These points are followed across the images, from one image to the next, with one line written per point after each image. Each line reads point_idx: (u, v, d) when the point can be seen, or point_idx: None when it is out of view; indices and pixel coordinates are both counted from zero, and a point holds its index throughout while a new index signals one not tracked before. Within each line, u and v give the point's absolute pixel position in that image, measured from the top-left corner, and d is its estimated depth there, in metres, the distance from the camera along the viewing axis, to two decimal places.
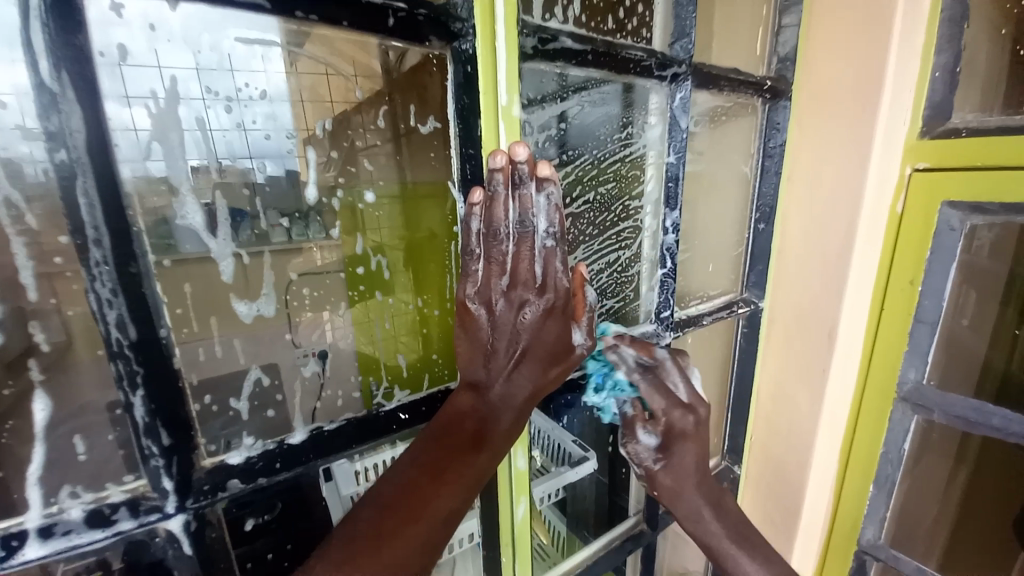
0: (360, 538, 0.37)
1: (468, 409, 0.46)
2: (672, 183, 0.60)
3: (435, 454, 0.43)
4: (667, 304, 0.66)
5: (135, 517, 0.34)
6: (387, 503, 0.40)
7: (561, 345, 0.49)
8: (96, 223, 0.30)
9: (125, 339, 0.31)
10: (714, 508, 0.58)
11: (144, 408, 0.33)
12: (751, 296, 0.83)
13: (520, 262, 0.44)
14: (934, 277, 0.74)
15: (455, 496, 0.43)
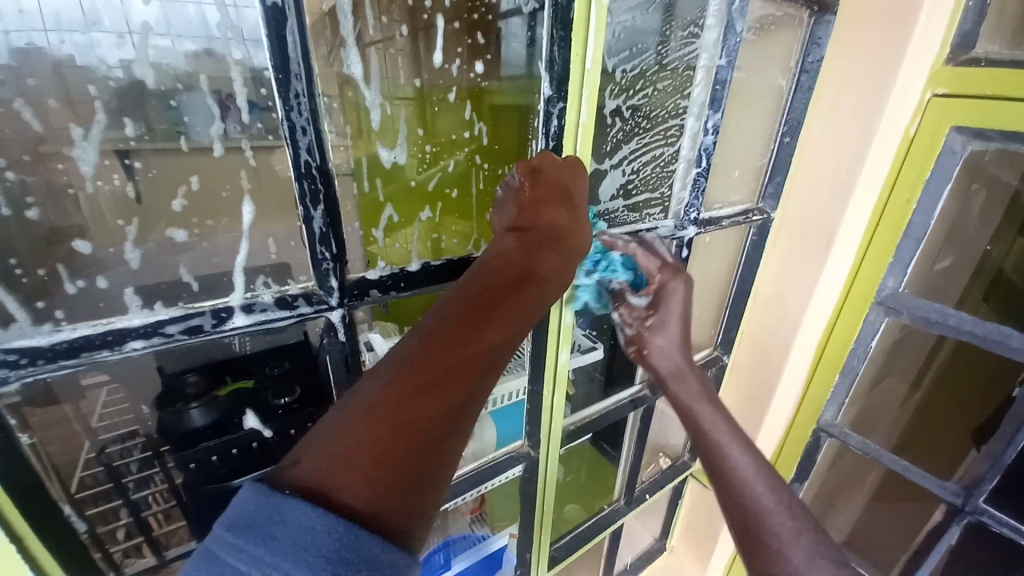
0: (413, 363, 0.40)
1: (518, 249, 0.51)
2: (720, 86, 0.68)
3: (486, 290, 0.47)
4: (695, 202, 0.75)
5: (310, 305, 0.47)
6: (440, 332, 0.42)
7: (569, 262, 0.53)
8: (297, 61, 0.39)
9: (312, 161, 0.43)
10: (705, 396, 0.65)
11: (321, 221, 0.45)
12: (766, 205, 0.93)
13: (533, 186, 0.54)
14: (928, 195, 0.84)
15: (504, 325, 0.45)
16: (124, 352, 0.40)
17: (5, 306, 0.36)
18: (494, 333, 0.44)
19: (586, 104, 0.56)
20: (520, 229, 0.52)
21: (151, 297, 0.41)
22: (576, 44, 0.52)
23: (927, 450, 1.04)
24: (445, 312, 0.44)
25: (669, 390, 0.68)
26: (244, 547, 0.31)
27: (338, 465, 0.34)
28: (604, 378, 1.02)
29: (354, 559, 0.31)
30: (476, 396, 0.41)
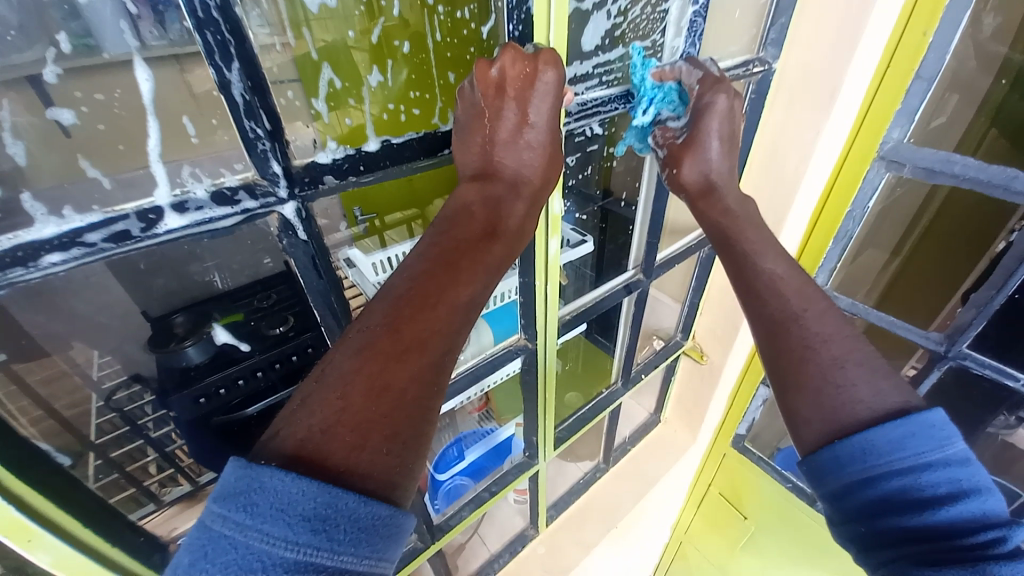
0: (382, 325, 0.38)
1: (480, 198, 0.49)
2: None
3: (450, 243, 0.45)
4: (691, 51, 0.66)
5: (254, 199, 0.40)
6: (405, 291, 0.41)
7: (531, 203, 0.52)
8: None
9: (211, 0, 0.33)
10: (745, 217, 0.65)
11: (242, 85, 0.36)
12: (768, 55, 0.83)
13: (496, 114, 0.49)
14: (948, 25, 0.74)
15: (473, 279, 0.44)
16: (44, 269, 0.34)
17: None
18: (463, 290, 0.43)
19: None
20: (483, 172, 0.51)
21: (55, 203, 0.34)
22: None
23: (904, 303, 1.06)
24: (408, 275, 0.42)
25: (704, 211, 0.66)
26: (229, 516, 0.29)
27: (317, 436, 0.33)
28: (594, 274, 1.01)
29: (331, 516, 0.30)
30: (449, 355, 0.40)
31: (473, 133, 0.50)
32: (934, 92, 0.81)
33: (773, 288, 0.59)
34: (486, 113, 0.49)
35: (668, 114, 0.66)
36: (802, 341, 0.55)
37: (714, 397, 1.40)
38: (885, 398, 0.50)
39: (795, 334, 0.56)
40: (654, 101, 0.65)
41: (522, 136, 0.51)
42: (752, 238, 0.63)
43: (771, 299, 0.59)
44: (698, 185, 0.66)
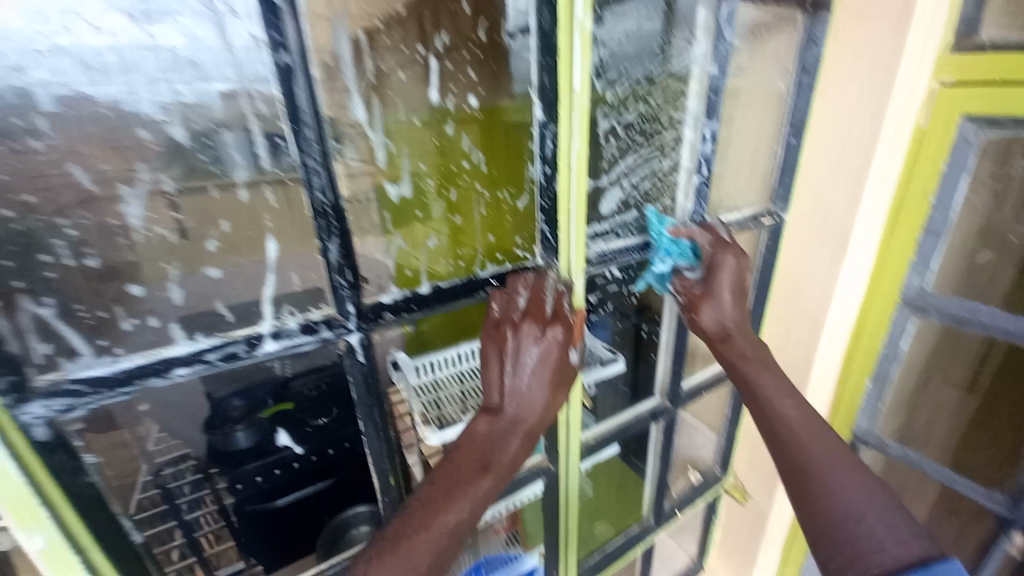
0: (394, 538, 0.50)
1: (483, 433, 0.57)
2: (713, 94, 0.69)
3: (448, 472, 0.55)
4: (698, 209, 0.76)
5: (330, 329, 0.51)
6: (414, 512, 0.52)
7: (534, 427, 0.59)
8: (307, 109, 0.43)
9: (326, 202, 0.46)
10: (756, 356, 0.70)
11: (337, 252, 0.49)
12: (777, 208, 0.92)
13: (516, 338, 0.57)
14: (945, 188, 0.82)
15: (462, 509, 0.53)
16: (172, 377, 0.45)
17: (68, 341, 0.42)
18: (452, 519, 0.52)
19: (578, 135, 0.56)
20: (490, 405, 0.58)
21: (191, 329, 0.47)
22: (564, 70, 0.53)
23: (986, 462, 0.92)
24: (419, 492, 0.54)
25: (720, 351, 0.73)
26: None
27: None
28: (629, 389, 1.04)
29: None
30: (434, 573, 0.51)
31: (490, 350, 0.59)
32: (947, 245, 0.86)
33: (787, 429, 0.62)
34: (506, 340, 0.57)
35: (684, 265, 0.75)
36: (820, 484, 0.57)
37: (762, 545, 1.27)
38: (909, 548, 0.51)
39: (813, 478, 0.58)
40: (671, 255, 0.74)
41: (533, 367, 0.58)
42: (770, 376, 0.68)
43: (783, 434, 0.62)
44: (715, 330, 0.73)
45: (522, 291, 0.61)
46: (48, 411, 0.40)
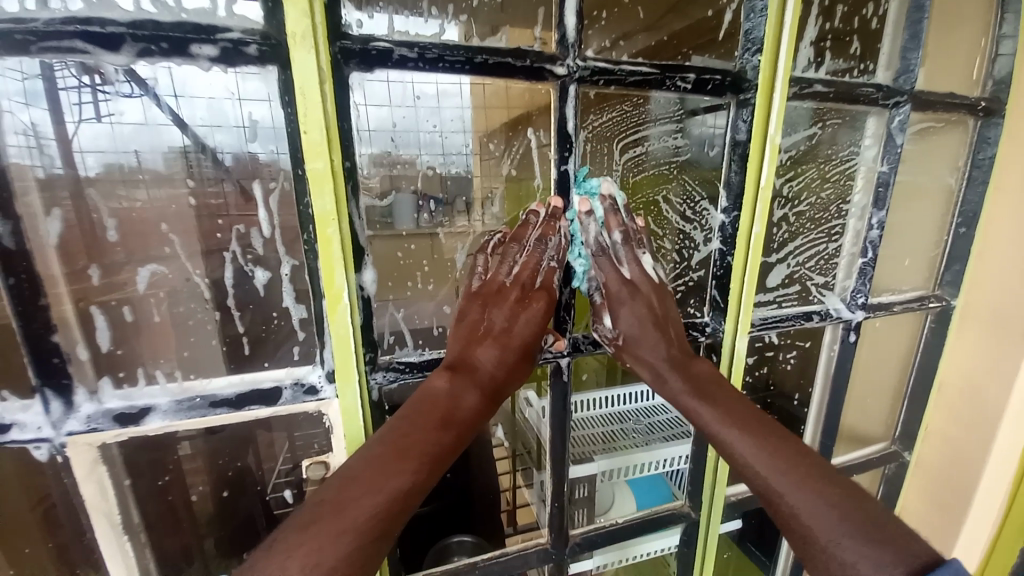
0: (359, 469, 0.49)
1: (441, 391, 0.56)
2: (883, 187, 0.77)
3: (413, 425, 0.53)
4: (862, 288, 0.82)
5: (544, 351, 0.68)
6: (375, 456, 0.50)
7: (495, 377, 0.60)
8: (569, 197, 0.63)
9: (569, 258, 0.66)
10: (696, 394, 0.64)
11: (568, 295, 0.68)
12: (944, 293, 0.95)
13: (503, 278, 0.61)
14: None
15: (431, 454, 0.52)
16: None
17: (404, 336, 0.62)
18: (416, 461, 0.51)
19: (756, 222, 0.70)
20: (456, 361, 0.59)
21: None
22: (751, 171, 0.67)
23: None
24: (384, 434, 0.52)
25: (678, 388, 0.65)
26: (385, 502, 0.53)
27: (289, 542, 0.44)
28: None
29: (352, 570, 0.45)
30: (393, 521, 0.48)
31: (473, 315, 0.61)
32: None
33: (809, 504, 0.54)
34: (491, 284, 0.62)
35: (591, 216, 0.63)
36: (786, 505, 0.55)
37: None
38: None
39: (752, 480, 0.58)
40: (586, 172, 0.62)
41: (497, 336, 0.61)
42: (715, 395, 0.64)
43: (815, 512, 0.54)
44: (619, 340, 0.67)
45: (516, 254, 0.62)
46: (385, 380, 0.59)
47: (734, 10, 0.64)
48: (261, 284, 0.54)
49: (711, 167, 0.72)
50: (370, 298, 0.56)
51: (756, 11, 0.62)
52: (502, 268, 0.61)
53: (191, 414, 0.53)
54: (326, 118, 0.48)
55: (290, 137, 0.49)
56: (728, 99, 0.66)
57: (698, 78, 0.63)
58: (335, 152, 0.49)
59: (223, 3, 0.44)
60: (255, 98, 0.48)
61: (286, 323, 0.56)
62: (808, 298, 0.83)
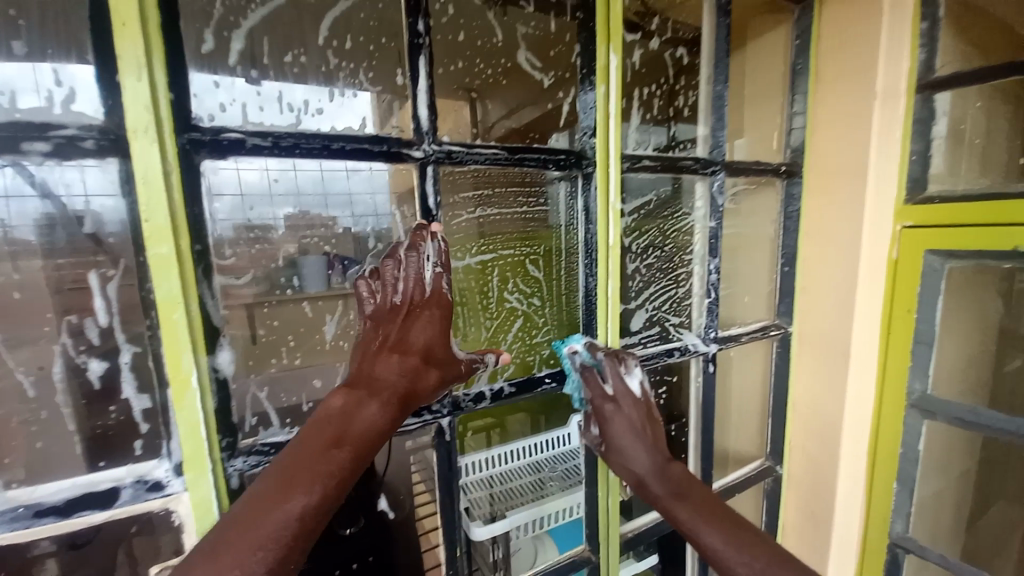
0: (252, 504, 0.48)
1: (339, 410, 0.56)
2: (714, 239, 0.93)
3: (307, 450, 0.52)
4: (712, 323, 0.96)
5: (423, 414, 0.70)
6: (264, 491, 0.49)
7: (395, 388, 0.60)
8: None
9: None
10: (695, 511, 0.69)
11: None
12: (782, 322, 1.13)
13: (387, 292, 0.61)
14: (924, 308, 1.03)
15: (331, 476, 0.52)
16: None
17: (270, 416, 0.60)
18: (315, 484, 0.51)
19: (610, 274, 0.80)
20: (358, 378, 0.59)
21: None
22: (600, 231, 0.78)
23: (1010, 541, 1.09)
24: (282, 456, 0.52)
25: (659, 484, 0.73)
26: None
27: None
28: None
29: None
30: (295, 543, 0.48)
31: (366, 333, 0.61)
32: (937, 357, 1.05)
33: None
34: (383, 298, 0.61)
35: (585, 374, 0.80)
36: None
37: None
38: None
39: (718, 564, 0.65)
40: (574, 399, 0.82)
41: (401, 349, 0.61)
42: (694, 497, 0.71)
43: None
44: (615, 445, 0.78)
45: (398, 270, 0.62)
46: (245, 465, 0.56)
47: (572, 101, 0.76)
48: (96, 376, 0.51)
49: (567, 232, 0.80)
50: (226, 379, 0.55)
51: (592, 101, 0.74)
52: (388, 285, 0.61)
53: (14, 526, 0.47)
54: (170, 204, 0.49)
55: (130, 222, 0.48)
56: (575, 174, 0.77)
57: (548, 158, 0.73)
58: (180, 236, 0.50)
59: (60, 101, 0.45)
60: (94, 185, 0.48)
61: (128, 413, 0.52)
62: (668, 335, 0.94)
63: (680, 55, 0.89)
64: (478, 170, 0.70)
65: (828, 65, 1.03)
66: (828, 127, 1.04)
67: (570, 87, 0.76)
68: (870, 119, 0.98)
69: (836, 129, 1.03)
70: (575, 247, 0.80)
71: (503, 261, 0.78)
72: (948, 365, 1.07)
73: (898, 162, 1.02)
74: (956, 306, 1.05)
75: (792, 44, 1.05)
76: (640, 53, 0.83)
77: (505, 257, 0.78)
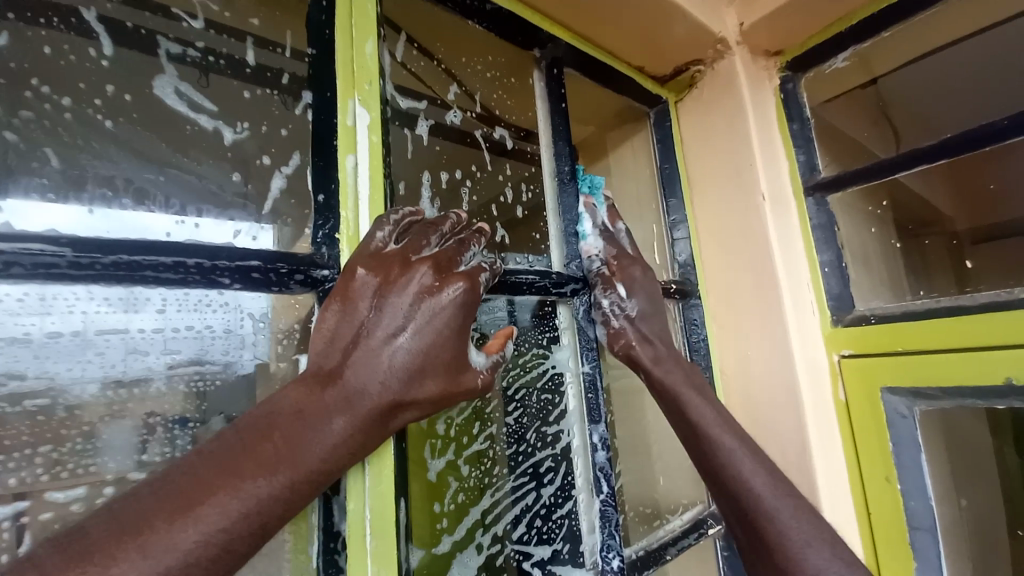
0: (147, 512, 0.28)
1: (298, 409, 0.35)
2: (592, 394, 0.58)
3: (254, 450, 0.32)
4: (612, 542, 0.55)
5: None
6: (172, 495, 0.29)
7: (398, 397, 0.39)
8: None
9: None
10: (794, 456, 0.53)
11: None
12: (719, 508, 0.75)
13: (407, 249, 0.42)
14: (906, 475, 0.71)
15: (258, 505, 0.31)
16: None
17: None
18: (243, 501, 0.31)
19: (372, 497, 0.40)
20: (329, 367, 0.38)
21: None
22: None
23: None
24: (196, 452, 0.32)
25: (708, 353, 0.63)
26: None
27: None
28: None
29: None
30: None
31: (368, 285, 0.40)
32: (947, 548, 0.70)
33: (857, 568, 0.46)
34: (406, 251, 0.42)
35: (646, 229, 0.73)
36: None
37: None
38: None
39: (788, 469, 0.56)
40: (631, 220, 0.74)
41: (390, 334, 0.40)
42: None
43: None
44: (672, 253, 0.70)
45: (428, 237, 0.44)
46: None
47: (285, 176, 0.43)
48: None
49: None
50: None
51: (325, 182, 0.43)
52: (411, 244, 0.43)
53: None
54: None
55: None
56: (265, 291, 0.39)
57: (219, 263, 0.36)
58: None
59: None
60: None
61: None
62: None
63: (496, 137, 0.64)
64: (63, 297, 0.34)
65: (697, 170, 0.86)
66: (717, 237, 0.83)
67: (290, 153, 0.44)
68: (764, 231, 0.77)
69: (726, 238, 0.81)
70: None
71: (63, 519, 0.34)
72: (961, 570, 0.71)
73: (810, 281, 0.81)
74: (949, 464, 0.73)
75: (653, 148, 0.88)
76: (429, 126, 0.56)
77: (71, 509, 0.34)
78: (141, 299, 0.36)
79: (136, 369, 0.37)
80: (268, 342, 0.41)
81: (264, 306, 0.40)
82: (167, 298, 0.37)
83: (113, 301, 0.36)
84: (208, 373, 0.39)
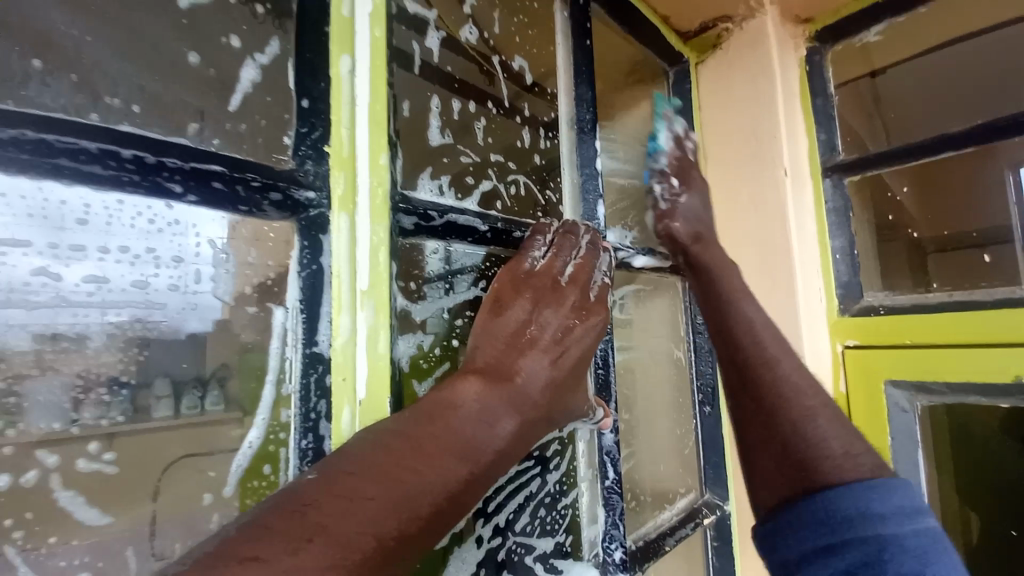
0: (315, 500, 0.24)
1: (475, 400, 0.32)
2: (603, 369, 0.53)
3: (437, 434, 0.30)
4: (615, 532, 0.52)
5: None
6: (338, 487, 0.25)
7: (551, 400, 0.37)
8: None
9: None
10: None
11: None
12: (714, 496, 0.74)
13: (555, 262, 0.43)
14: (904, 469, 0.69)
15: (431, 500, 0.27)
16: None
17: None
18: (432, 487, 0.28)
19: None
20: (488, 368, 0.36)
21: None
22: (340, 364, 0.34)
23: None
24: (385, 430, 0.29)
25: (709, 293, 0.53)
26: None
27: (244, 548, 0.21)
28: None
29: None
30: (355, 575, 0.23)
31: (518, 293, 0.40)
32: None
33: None
34: (555, 263, 0.43)
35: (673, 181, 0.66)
36: None
37: None
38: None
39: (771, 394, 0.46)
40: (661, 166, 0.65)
41: (548, 344, 0.39)
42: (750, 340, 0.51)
43: None
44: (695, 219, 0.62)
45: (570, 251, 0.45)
46: None
47: (259, 66, 0.34)
48: None
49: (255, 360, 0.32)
50: None
51: (313, 83, 0.35)
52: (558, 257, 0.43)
53: None
54: None
55: None
56: (227, 212, 0.31)
57: (179, 166, 0.29)
58: None
59: None
60: None
61: None
62: None
63: (515, 67, 0.54)
64: None
65: (715, 140, 0.80)
66: (730, 214, 0.77)
67: (269, 37, 0.35)
68: (782, 207, 0.72)
69: (749, 211, 0.75)
70: (264, 429, 0.33)
71: None
72: None
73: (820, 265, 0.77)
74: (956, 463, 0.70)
75: None
76: (441, 39, 0.46)
77: None
78: (54, 203, 0.26)
79: (35, 306, 0.26)
80: (231, 278, 0.32)
81: (223, 229, 0.31)
82: (101, 203, 0.27)
83: (18, 200, 0.25)
84: (140, 314, 0.29)
